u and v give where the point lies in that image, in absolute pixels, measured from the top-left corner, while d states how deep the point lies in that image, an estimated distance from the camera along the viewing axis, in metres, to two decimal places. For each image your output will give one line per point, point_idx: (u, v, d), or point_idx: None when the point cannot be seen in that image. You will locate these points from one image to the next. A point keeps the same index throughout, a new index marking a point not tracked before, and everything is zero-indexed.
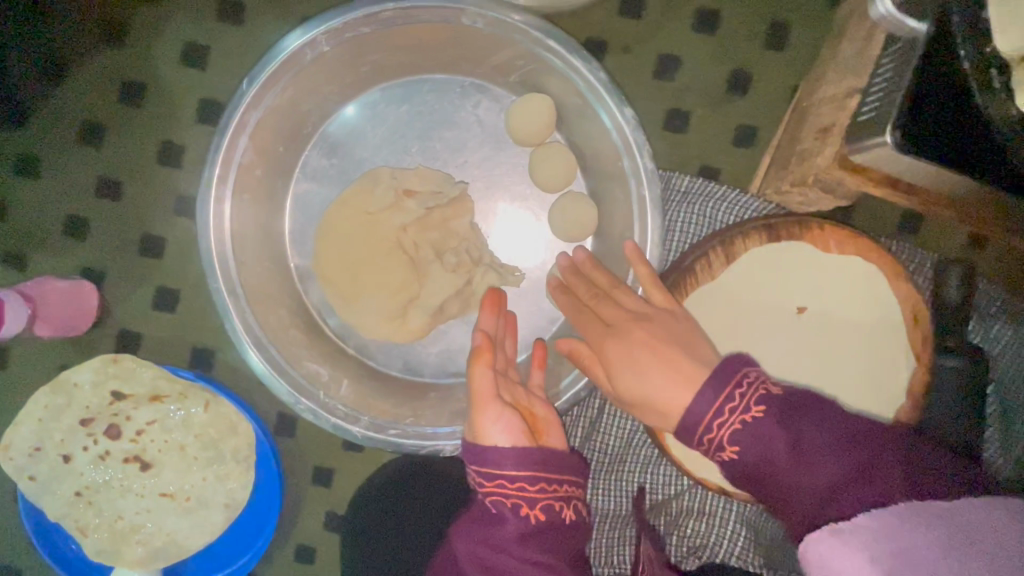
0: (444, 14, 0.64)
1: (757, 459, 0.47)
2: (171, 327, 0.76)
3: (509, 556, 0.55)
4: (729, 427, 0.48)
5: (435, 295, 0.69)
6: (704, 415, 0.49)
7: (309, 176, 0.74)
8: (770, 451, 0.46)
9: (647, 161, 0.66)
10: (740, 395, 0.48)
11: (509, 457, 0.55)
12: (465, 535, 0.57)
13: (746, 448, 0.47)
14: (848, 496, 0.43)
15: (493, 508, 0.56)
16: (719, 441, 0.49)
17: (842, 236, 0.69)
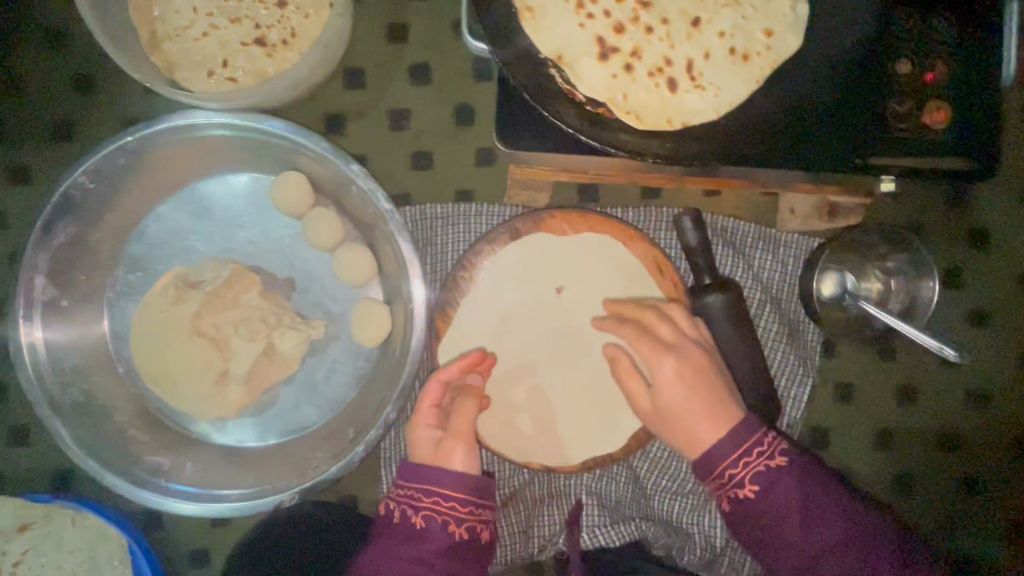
0: (182, 132, 0.78)
1: (769, 497, 0.66)
2: (30, 458, 0.83)
3: (426, 564, 0.65)
4: (746, 467, 0.66)
5: (240, 365, 0.78)
6: (725, 454, 0.67)
7: (120, 294, 0.82)
8: (779, 498, 0.66)
9: (384, 202, 0.78)
10: (763, 446, 0.67)
11: (450, 478, 0.68)
12: (388, 549, 0.66)
13: (761, 487, 0.66)
14: (826, 555, 0.65)
15: (422, 523, 0.66)
16: (737, 478, 0.67)
17: (571, 218, 0.79)
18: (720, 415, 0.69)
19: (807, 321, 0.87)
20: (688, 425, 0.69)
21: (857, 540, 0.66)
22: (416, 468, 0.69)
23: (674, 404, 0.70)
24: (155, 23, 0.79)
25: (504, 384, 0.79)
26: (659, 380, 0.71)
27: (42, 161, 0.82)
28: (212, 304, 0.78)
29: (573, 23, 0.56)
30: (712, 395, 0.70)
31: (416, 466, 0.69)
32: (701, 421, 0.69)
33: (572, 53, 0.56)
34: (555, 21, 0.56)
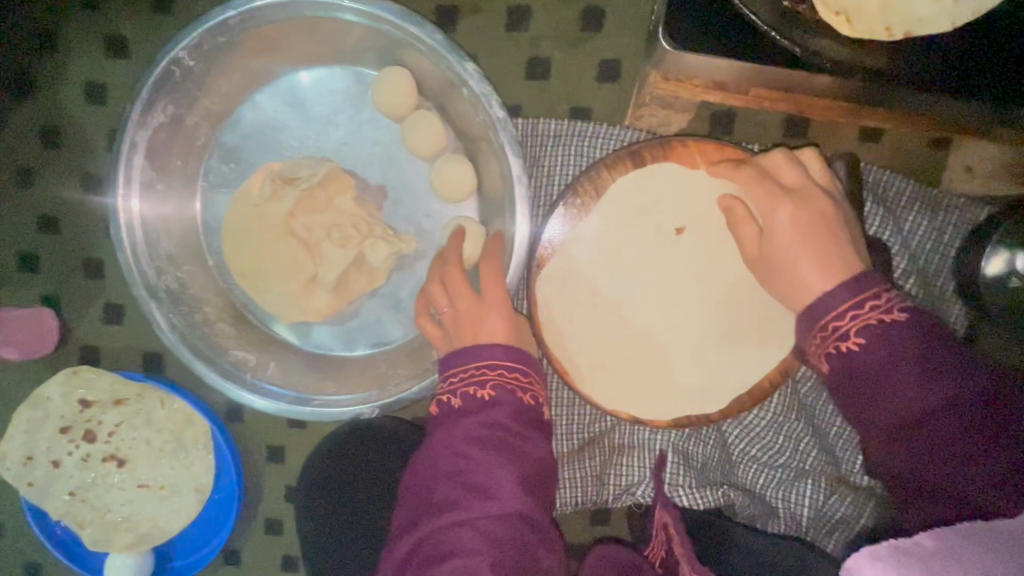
0: (286, 12, 0.69)
1: (880, 354, 0.51)
2: (124, 338, 0.85)
3: (501, 429, 0.55)
4: (853, 318, 0.53)
5: (330, 271, 0.74)
6: (830, 308, 0.54)
7: (213, 184, 0.80)
8: (895, 364, 0.50)
9: (496, 109, 0.68)
10: (879, 299, 0.53)
11: (496, 348, 0.59)
12: (447, 430, 0.56)
13: (870, 343, 0.51)
14: (939, 418, 0.49)
15: (489, 391, 0.57)
16: (841, 331, 0.53)
17: (706, 150, 0.69)
18: (837, 255, 0.58)
19: (954, 301, 0.76)
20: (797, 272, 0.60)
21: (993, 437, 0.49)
22: (456, 351, 0.60)
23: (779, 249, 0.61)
24: None
25: (602, 325, 0.72)
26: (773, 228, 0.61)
27: (145, 35, 0.78)
28: (306, 205, 0.74)
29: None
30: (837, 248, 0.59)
31: (458, 349, 0.60)
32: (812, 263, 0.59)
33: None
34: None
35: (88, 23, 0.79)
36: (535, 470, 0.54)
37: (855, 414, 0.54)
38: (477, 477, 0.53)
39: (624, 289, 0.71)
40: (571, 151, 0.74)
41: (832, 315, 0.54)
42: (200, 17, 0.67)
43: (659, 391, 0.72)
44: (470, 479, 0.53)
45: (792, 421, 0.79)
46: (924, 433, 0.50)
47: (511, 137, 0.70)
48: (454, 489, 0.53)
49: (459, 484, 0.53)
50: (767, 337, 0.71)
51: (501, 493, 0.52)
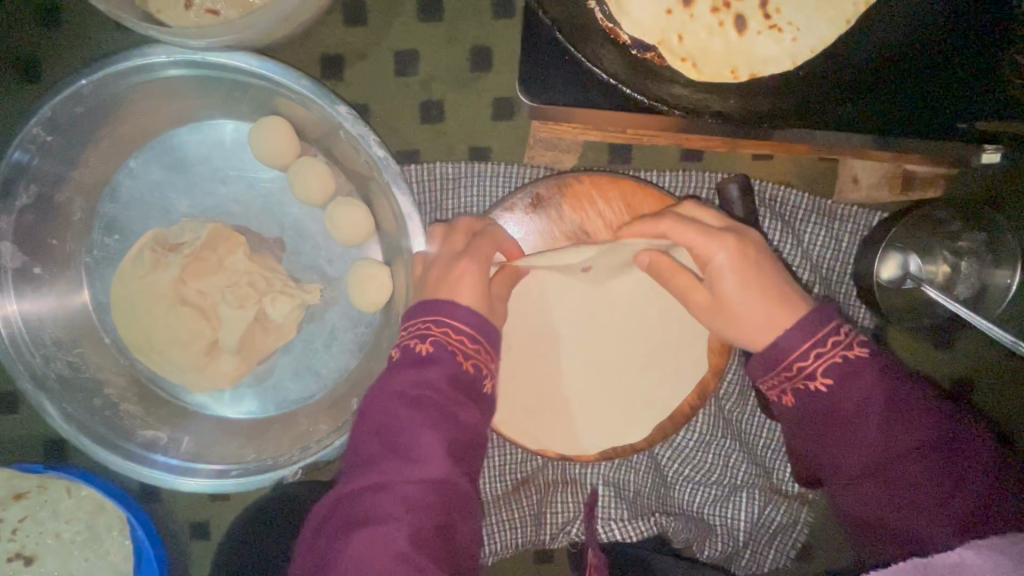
0: (145, 72, 0.68)
1: (845, 391, 0.52)
2: (20, 426, 0.79)
3: (431, 391, 0.51)
4: (820, 355, 0.52)
5: (230, 335, 0.72)
6: (793, 347, 0.53)
7: (97, 259, 0.76)
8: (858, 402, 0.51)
9: (376, 149, 0.69)
10: (840, 335, 0.53)
11: (463, 309, 0.56)
12: (378, 390, 0.53)
13: (835, 381, 0.52)
14: (899, 459, 0.51)
15: (430, 349, 0.53)
16: (809, 371, 0.52)
17: (600, 183, 0.69)
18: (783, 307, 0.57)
19: (858, 305, 0.79)
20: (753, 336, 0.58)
21: (954, 474, 0.50)
22: (421, 304, 0.57)
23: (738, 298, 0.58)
24: None
25: (523, 367, 0.71)
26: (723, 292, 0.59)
27: (9, 105, 0.73)
28: (195, 268, 0.71)
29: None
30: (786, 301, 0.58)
31: (434, 301, 0.57)
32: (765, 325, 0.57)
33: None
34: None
35: None
36: (465, 440, 0.51)
37: (819, 450, 0.54)
38: (397, 436, 0.49)
39: (541, 330, 0.71)
40: (470, 192, 0.73)
41: (798, 356, 0.53)
42: (54, 89, 0.65)
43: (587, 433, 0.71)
44: (392, 441, 0.50)
45: (720, 439, 0.79)
46: (886, 472, 0.51)
47: (397, 176, 0.70)
48: (371, 454, 0.50)
49: (383, 442, 0.50)
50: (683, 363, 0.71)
51: (418, 462, 0.48)
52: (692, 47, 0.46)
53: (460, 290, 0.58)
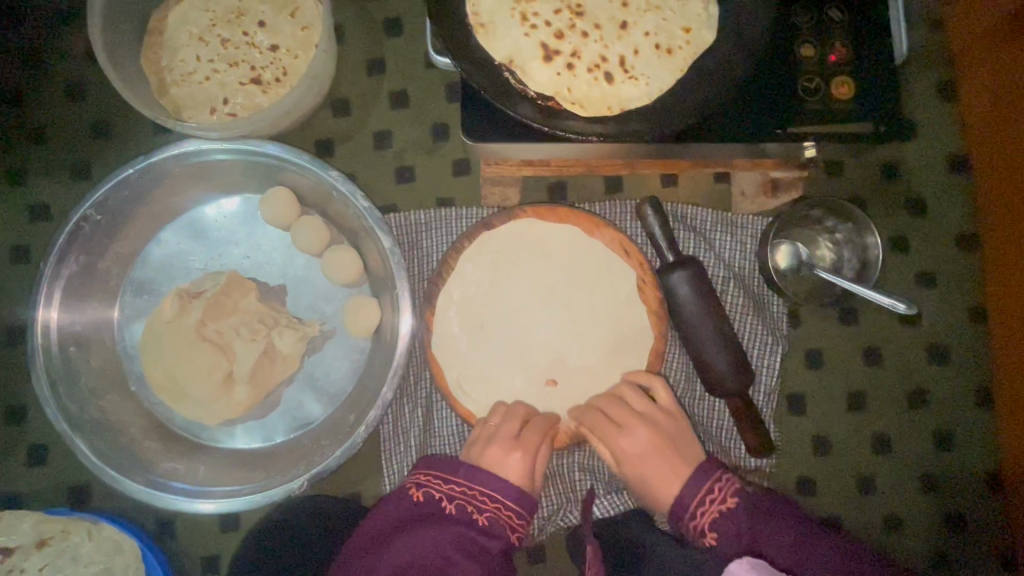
0: (176, 161, 0.87)
1: (731, 515, 0.74)
2: (48, 477, 0.87)
3: (423, 551, 0.71)
4: (713, 499, 0.75)
5: (243, 366, 0.84)
6: (687, 500, 0.76)
7: (128, 316, 0.89)
8: (738, 526, 0.73)
9: (361, 200, 0.86)
10: (715, 493, 0.75)
11: (505, 484, 0.76)
12: (405, 514, 0.75)
13: (720, 515, 0.74)
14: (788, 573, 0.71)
15: (436, 506, 0.75)
16: (699, 527, 0.75)
17: (541, 211, 0.87)
18: (680, 470, 0.81)
19: (771, 295, 0.93)
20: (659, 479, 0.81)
21: None
22: (439, 461, 0.79)
23: (645, 464, 0.82)
24: (163, 72, 0.90)
25: (481, 355, 0.86)
26: (633, 432, 0.82)
27: (65, 200, 0.91)
28: (214, 313, 0.85)
29: (525, 45, 0.67)
30: (675, 447, 0.83)
31: (433, 458, 0.80)
32: (671, 477, 0.81)
33: (526, 66, 0.67)
34: (510, 44, 0.67)
35: (11, 198, 0.91)
36: None
37: None
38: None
39: (484, 312, 0.86)
40: (438, 230, 0.90)
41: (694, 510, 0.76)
42: (103, 179, 0.83)
43: (542, 391, 0.86)
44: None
45: None
46: None
47: (379, 220, 0.87)
48: None
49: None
50: (629, 348, 0.87)
51: None
52: (582, 94, 0.67)
53: (518, 464, 0.79)
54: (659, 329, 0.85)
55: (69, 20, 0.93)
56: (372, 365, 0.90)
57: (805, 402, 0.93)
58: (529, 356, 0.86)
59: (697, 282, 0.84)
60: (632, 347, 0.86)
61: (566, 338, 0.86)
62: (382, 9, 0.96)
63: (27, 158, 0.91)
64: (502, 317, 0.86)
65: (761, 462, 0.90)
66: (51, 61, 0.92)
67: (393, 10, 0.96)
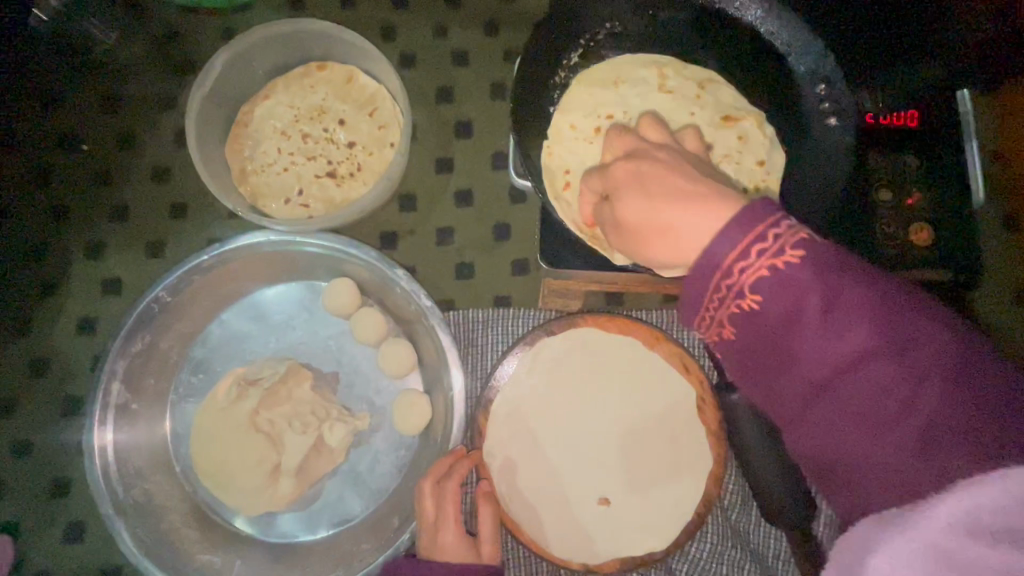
0: (247, 247, 0.89)
1: (808, 284, 0.48)
2: (82, 557, 0.86)
3: None
4: (739, 275, 0.49)
5: (292, 460, 0.83)
6: (720, 253, 0.49)
7: (182, 395, 0.90)
8: (877, 308, 0.48)
9: (425, 300, 0.87)
10: (768, 241, 0.48)
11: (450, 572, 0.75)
12: None
13: (766, 290, 0.49)
14: (856, 369, 0.47)
15: None
16: (737, 288, 0.50)
17: (601, 321, 0.87)
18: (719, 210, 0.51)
19: None
20: (661, 220, 0.52)
21: (886, 424, 0.47)
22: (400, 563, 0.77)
23: (637, 217, 0.55)
24: (245, 161, 0.95)
25: (531, 464, 0.86)
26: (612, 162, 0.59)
27: (137, 274, 0.94)
28: (269, 401, 0.85)
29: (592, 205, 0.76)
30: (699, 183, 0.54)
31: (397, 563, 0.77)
32: (700, 219, 0.51)
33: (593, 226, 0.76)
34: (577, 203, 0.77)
35: (87, 269, 0.94)
36: None
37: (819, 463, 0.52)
38: None
39: (536, 421, 0.86)
40: (495, 330, 0.91)
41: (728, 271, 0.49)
42: (178, 264, 0.85)
43: (591, 509, 0.84)
44: None
45: (731, 549, 0.86)
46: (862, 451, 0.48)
47: (440, 318, 0.87)
48: None
49: None
50: (684, 467, 0.84)
51: None
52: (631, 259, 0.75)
53: None
54: (716, 452, 0.84)
55: (162, 107, 0.99)
56: (418, 465, 0.88)
57: None
58: (579, 468, 0.86)
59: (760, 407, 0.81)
60: (687, 468, 0.84)
61: (618, 454, 0.86)
62: (454, 111, 1.00)
63: (107, 233, 0.96)
64: (553, 425, 0.86)
65: None
66: (141, 144, 0.98)
67: (465, 113, 1.00)
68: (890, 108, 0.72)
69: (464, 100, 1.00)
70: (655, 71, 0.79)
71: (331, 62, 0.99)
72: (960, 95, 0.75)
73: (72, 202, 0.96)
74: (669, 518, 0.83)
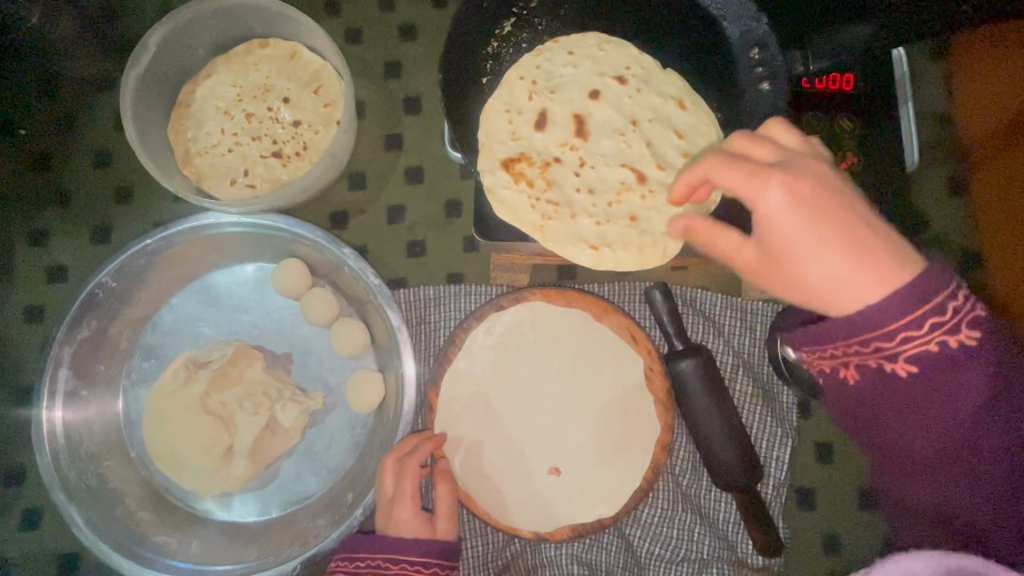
0: (192, 231, 0.88)
1: (886, 384, 0.55)
2: (38, 542, 0.86)
3: None
4: (850, 356, 0.55)
5: (245, 440, 0.84)
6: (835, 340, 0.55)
7: (134, 381, 0.89)
8: (887, 420, 0.58)
9: (372, 279, 0.87)
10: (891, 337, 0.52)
11: (402, 546, 0.77)
12: None
13: (865, 378, 0.56)
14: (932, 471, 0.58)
15: None
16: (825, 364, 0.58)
17: (550, 294, 0.87)
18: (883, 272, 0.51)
19: (780, 385, 0.92)
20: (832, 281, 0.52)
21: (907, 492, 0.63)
22: (353, 542, 0.78)
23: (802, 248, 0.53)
24: (188, 142, 0.93)
25: (483, 438, 0.87)
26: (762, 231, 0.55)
27: (83, 261, 0.93)
28: (219, 382, 0.85)
29: (523, 200, 0.74)
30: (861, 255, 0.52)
31: (351, 539, 0.79)
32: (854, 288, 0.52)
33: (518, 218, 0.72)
34: (507, 199, 0.74)
35: (31, 258, 0.93)
36: None
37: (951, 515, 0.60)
38: None
39: (487, 396, 0.87)
40: (448, 307, 0.91)
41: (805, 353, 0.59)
42: (123, 249, 0.86)
43: (543, 481, 0.85)
44: None
45: (681, 513, 0.88)
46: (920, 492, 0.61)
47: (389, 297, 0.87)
48: None
49: None
50: (634, 436, 0.85)
51: None
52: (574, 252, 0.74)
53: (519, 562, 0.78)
54: (665, 420, 0.84)
55: (102, 89, 0.97)
56: (371, 441, 0.89)
57: (816, 498, 0.90)
58: (529, 441, 0.87)
59: (703, 374, 0.82)
60: (636, 437, 0.85)
61: (569, 426, 0.87)
62: (402, 87, 0.99)
63: (50, 221, 0.94)
64: (504, 400, 0.87)
65: (770, 560, 0.87)
66: (80, 128, 0.96)
67: (414, 89, 0.98)
68: (823, 72, 0.73)
69: (412, 76, 0.99)
70: (593, 37, 0.79)
71: (274, 38, 0.96)
72: (896, 55, 0.76)
73: (13, 189, 0.94)
74: (620, 487, 0.84)
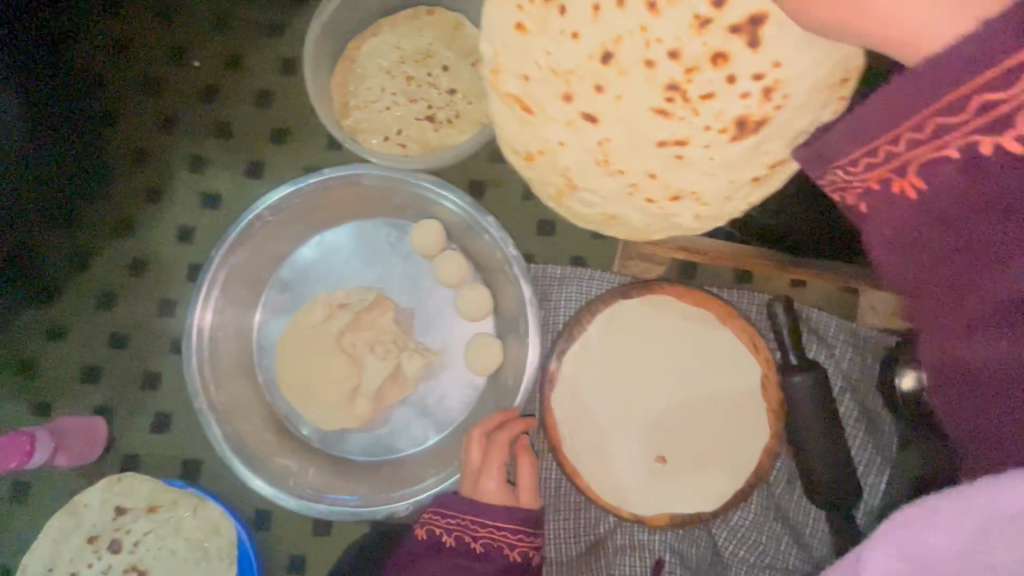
0: (346, 180, 0.91)
1: (910, 219, 0.35)
2: (167, 445, 0.93)
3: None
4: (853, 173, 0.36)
5: (372, 381, 0.88)
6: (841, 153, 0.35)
7: (270, 310, 0.96)
8: (936, 253, 0.35)
9: (511, 249, 0.90)
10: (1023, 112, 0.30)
11: (486, 509, 0.80)
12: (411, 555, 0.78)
13: (909, 187, 0.35)
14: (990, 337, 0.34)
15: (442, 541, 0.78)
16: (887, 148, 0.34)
17: (679, 290, 0.87)
18: None
19: (885, 415, 0.93)
20: None
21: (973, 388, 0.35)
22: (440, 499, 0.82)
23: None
24: (348, 96, 0.98)
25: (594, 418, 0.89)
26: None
27: (236, 192, 0.99)
28: (354, 325, 0.90)
29: None
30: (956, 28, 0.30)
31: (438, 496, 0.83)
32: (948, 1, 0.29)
33: (546, 15, 0.38)
34: None
35: (189, 182, 0.99)
36: None
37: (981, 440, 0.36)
38: None
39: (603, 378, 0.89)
40: (573, 287, 0.93)
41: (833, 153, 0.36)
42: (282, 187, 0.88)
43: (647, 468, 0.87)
44: None
45: (772, 522, 0.91)
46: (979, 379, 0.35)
47: (523, 269, 0.90)
48: None
49: None
50: (742, 443, 0.86)
51: None
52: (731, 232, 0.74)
53: None
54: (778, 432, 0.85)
55: (271, 34, 1.01)
56: (483, 403, 0.93)
57: None
58: (639, 429, 0.89)
59: (820, 391, 0.84)
60: (745, 442, 0.87)
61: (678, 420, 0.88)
62: None
63: (208, 149, 1.00)
64: (617, 385, 0.90)
65: None
66: (247, 67, 1.01)
67: None
68: None
69: None
70: None
71: (441, 7, 1.00)
72: None
73: (179, 114, 1.00)
74: (724, 487, 0.85)
